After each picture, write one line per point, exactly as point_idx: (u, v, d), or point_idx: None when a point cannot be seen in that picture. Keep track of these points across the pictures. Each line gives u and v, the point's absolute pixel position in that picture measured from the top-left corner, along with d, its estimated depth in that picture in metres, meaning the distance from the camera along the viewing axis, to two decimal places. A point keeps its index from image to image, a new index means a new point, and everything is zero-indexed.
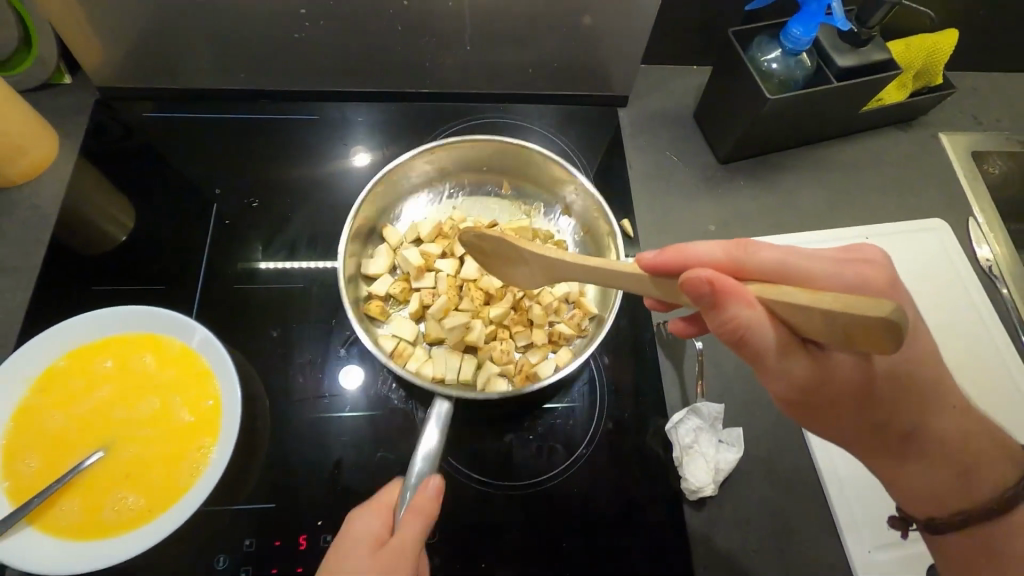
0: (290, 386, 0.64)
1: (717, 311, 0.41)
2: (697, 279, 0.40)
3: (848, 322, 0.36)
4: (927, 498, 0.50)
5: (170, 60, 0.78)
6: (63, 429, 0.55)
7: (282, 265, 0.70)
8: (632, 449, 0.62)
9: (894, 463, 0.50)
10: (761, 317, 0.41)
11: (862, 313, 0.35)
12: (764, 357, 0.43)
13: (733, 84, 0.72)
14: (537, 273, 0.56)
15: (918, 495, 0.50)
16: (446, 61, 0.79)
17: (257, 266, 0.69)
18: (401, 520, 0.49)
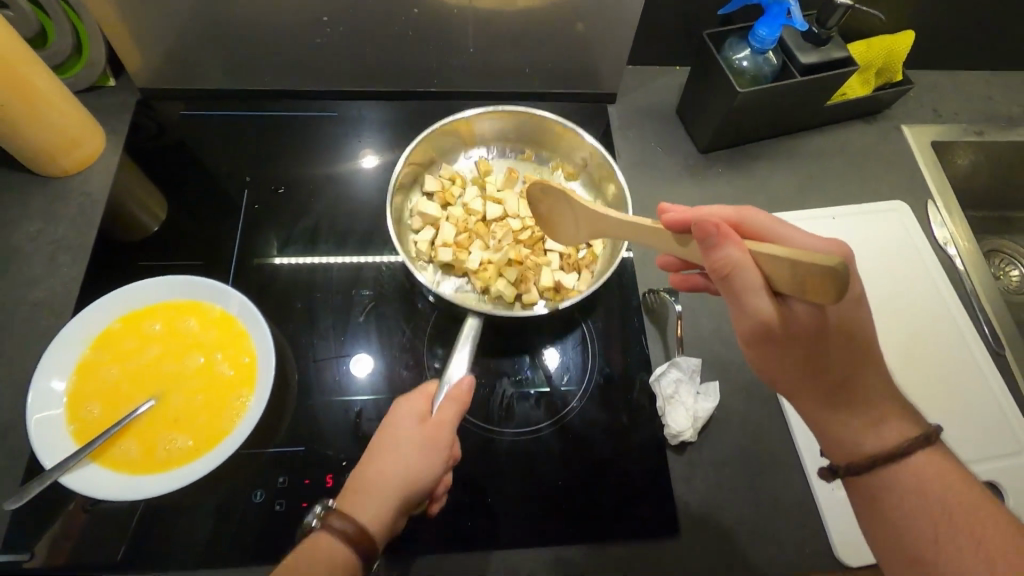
0: (317, 350, 0.71)
1: (713, 252, 0.48)
2: (704, 219, 0.47)
3: (806, 269, 0.43)
4: (848, 447, 0.52)
5: (204, 63, 0.86)
6: (121, 382, 0.63)
7: (297, 260, 0.77)
8: (621, 401, 0.70)
9: (827, 410, 0.52)
10: (749, 261, 0.47)
11: (817, 261, 0.42)
12: (743, 301, 0.48)
13: (710, 78, 0.80)
14: (582, 222, 0.63)
15: (847, 443, 0.52)
16: (452, 62, 0.88)
17: (273, 261, 0.76)
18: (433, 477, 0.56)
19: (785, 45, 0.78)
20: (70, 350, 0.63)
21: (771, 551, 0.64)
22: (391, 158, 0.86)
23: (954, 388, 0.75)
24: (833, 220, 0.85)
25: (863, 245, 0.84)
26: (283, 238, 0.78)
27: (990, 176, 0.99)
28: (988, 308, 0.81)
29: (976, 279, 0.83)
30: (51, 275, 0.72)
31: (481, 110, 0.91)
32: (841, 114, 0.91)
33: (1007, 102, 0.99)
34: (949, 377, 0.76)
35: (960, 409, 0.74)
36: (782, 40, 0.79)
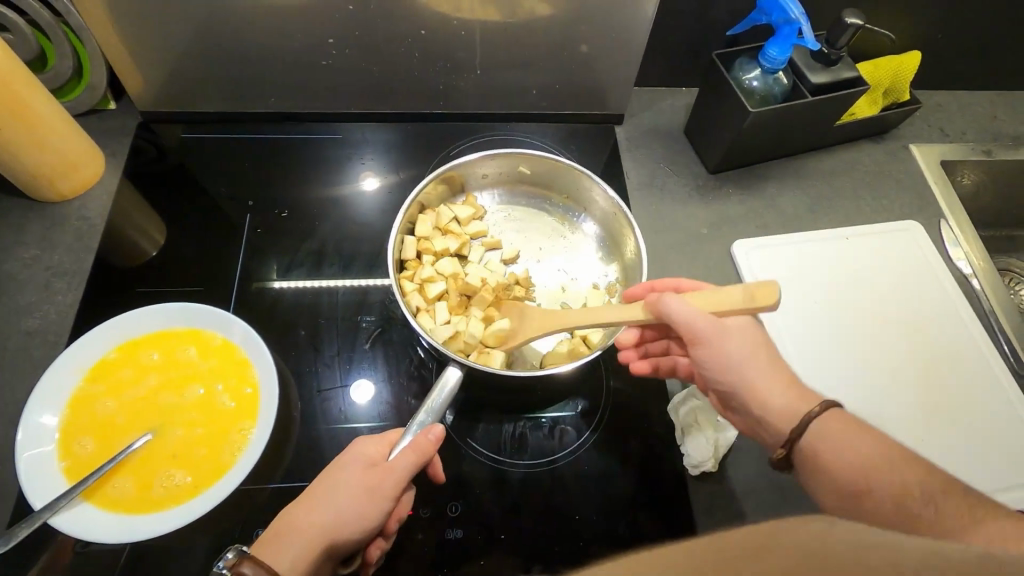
0: (321, 379, 0.69)
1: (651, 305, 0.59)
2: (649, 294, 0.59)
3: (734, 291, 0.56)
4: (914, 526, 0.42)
5: (207, 86, 0.85)
6: (116, 414, 0.60)
7: (296, 283, 0.75)
8: (638, 429, 0.67)
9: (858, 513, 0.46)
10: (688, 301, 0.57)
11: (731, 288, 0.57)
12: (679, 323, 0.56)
13: (720, 97, 0.80)
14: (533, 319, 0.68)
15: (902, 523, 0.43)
16: (458, 84, 0.87)
17: (271, 285, 0.74)
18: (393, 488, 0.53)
19: (794, 66, 0.78)
20: (64, 381, 0.60)
21: None
22: (397, 181, 0.85)
23: (979, 412, 0.73)
24: (846, 240, 0.84)
25: (878, 266, 0.82)
26: (286, 263, 0.76)
27: (999, 195, 0.98)
28: (1009, 329, 0.79)
29: (994, 300, 0.82)
30: (45, 302, 0.70)
31: (488, 132, 0.90)
32: (849, 134, 0.90)
33: (1013, 122, 0.99)
34: (973, 401, 0.74)
35: (987, 434, 0.71)
36: (792, 61, 0.78)
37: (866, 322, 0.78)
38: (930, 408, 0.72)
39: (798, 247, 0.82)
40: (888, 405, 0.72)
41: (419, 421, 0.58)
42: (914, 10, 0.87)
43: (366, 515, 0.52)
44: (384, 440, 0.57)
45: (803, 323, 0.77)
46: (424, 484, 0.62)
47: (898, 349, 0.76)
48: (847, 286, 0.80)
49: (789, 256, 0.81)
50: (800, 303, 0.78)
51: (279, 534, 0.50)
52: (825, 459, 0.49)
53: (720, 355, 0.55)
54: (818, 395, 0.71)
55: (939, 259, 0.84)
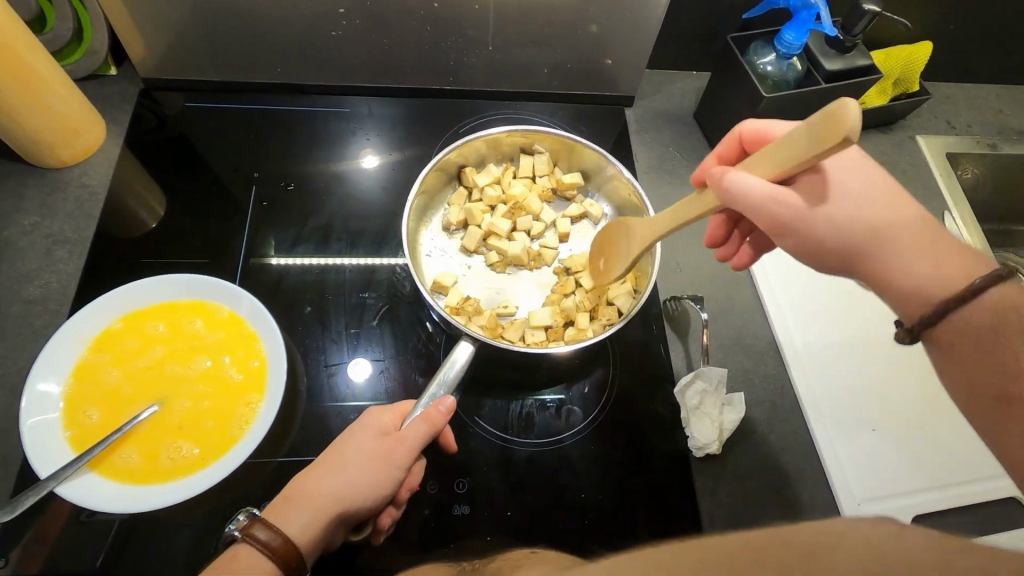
0: (327, 354, 0.68)
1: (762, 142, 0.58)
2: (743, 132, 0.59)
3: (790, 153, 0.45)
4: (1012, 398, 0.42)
5: (212, 53, 0.83)
6: (121, 385, 0.60)
7: (287, 261, 0.73)
8: (643, 410, 0.68)
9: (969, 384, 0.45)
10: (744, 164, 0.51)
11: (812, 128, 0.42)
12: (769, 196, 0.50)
13: (734, 82, 0.79)
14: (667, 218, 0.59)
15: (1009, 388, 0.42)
16: (469, 60, 0.85)
17: (267, 262, 0.73)
18: (402, 455, 0.53)
19: (809, 52, 0.78)
20: (68, 351, 0.59)
21: None
22: (405, 155, 0.84)
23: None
24: None
25: None
26: (291, 236, 0.75)
27: (1000, 189, 0.99)
28: None
29: None
30: (46, 271, 0.68)
31: (496, 110, 0.89)
32: (858, 123, 0.91)
33: (1018, 118, 0.99)
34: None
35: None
36: (808, 46, 0.78)
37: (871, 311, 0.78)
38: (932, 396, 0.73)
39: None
40: (890, 393, 0.72)
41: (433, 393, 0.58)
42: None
43: (376, 484, 0.52)
44: (397, 410, 0.58)
45: (808, 311, 0.77)
46: (431, 461, 0.63)
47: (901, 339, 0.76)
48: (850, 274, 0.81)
49: None
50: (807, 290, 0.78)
51: (294, 497, 0.50)
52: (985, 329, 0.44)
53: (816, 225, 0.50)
54: (821, 382, 0.72)
55: None
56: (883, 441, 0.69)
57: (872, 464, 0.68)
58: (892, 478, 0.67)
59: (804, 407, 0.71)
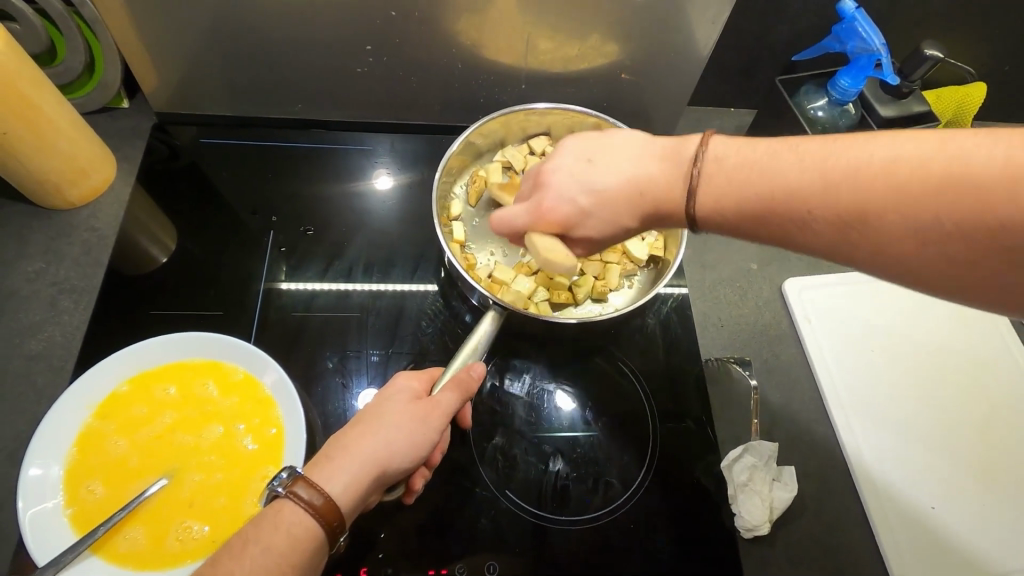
0: (346, 418, 0.63)
1: None
2: None
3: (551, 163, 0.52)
4: None
5: (229, 86, 0.79)
6: (127, 454, 0.55)
7: (309, 286, 0.70)
8: (686, 484, 0.63)
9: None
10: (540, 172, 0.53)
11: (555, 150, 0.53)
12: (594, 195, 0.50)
13: (782, 127, 0.75)
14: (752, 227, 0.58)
15: None
16: (500, 96, 0.81)
17: (277, 286, 0.69)
18: None
19: (861, 97, 0.73)
20: (71, 416, 0.55)
21: None
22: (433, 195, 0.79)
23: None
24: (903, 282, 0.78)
25: (938, 308, 0.77)
26: (312, 287, 0.70)
27: None
28: None
29: None
30: (50, 322, 0.64)
31: None
32: None
33: None
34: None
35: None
36: (860, 92, 0.74)
37: (926, 369, 0.73)
38: (996, 469, 0.67)
39: (857, 287, 0.77)
40: (949, 465, 0.67)
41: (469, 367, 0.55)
42: (982, 39, 0.82)
43: None
44: None
45: (858, 371, 0.72)
46: (459, 540, 0.58)
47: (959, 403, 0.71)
48: (902, 331, 0.75)
49: (846, 298, 0.77)
50: (855, 349, 0.73)
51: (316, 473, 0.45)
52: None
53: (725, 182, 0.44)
54: (874, 452, 0.67)
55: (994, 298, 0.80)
56: (943, 520, 0.64)
57: (932, 545, 0.63)
58: (957, 562, 0.62)
59: (856, 479, 0.66)
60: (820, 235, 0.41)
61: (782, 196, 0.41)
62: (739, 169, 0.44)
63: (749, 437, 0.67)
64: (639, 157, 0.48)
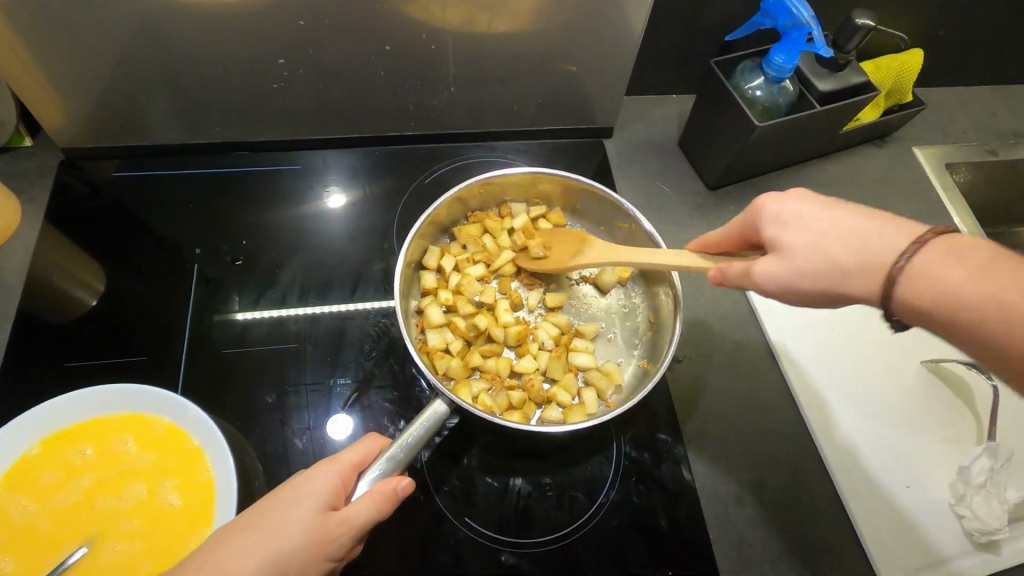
0: (289, 458, 0.59)
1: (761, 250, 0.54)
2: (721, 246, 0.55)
3: None
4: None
5: (139, 113, 0.74)
6: (41, 525, 0.50)
7: (253, 314, 0.66)
8: (654, 489, 0.60)
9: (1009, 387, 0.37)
10: None
11: None
12: None
13: (721, 109, 0.73)
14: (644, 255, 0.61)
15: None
16: (431, 101, 0.78)
17: (226, 317, 0.65)
18: (348, 536, 0.45)
19: (799, 73, 0.72)
20: None
21: None
22: (374, 209, 0.75)
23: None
24: None
25: None
26: (247, 319, 0.66)
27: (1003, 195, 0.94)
28: None
29: None
30: None
31: (468, 154, 0.81)
32: (852, 139, 0.85)
33: (1011, 120, 0.95)
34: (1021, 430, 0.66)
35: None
36: (798, 68, 0.72)
37: (890, 343, 0.71)
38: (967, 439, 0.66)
39: None
40: (920, 440, 0.65)
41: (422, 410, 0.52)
42: (914, 4, 0.82)
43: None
44: (346, 464, 0.48)
45: (821, 351, 0.70)
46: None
47: (926, 374, 0.69)
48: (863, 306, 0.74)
49: None
50: (818, 330, 0.71)
51: (270, 522, 0.44)
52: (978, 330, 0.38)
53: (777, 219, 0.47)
54: (844, 434, 0.65)
55: None
56: (919, 497, 0.62)
57: (911, 525, 0.61)
58: (936, 539, 0.60)
59: (829, 466, 0.63)
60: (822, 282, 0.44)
61: (829, 268, 0.43)
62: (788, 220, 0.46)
63: (715, 432, 0.65)
64: (752, 207, 0.50)
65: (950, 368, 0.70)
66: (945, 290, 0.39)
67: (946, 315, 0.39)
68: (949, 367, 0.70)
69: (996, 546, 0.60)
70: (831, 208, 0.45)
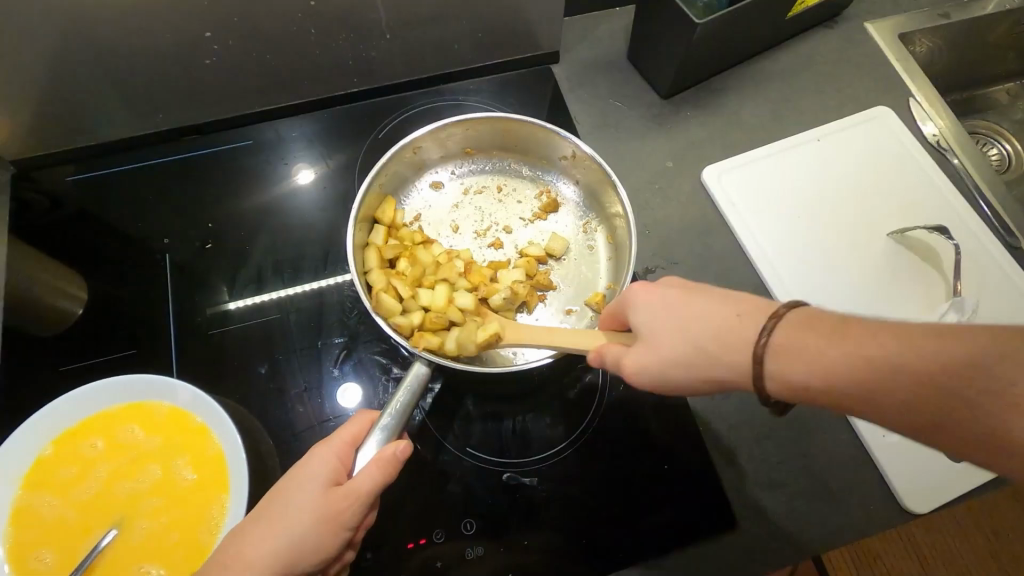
0: (292, 421, 0.62)
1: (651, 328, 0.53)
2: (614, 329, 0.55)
3: None
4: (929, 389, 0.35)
5: (79, 114, 0.73)
6: (70, 516, 0.53)
7: (248, 299, 0.67)
8: (641, 394, 0.63)
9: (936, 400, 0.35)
10: None
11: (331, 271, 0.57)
12: None
13: (660, 14, 0.72)
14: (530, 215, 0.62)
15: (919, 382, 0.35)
16: (369, 53, 0.76)
17: (221, 306, 0.66)
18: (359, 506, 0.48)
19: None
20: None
21: (835, 519, 0.59)
22: (332, 172, 0.75)
23: (991, 294, 0.68)
24: (817, 142, 0.78)
25: (853, 159, 0.77)
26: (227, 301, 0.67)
27: (961, 57, 0.93)
28: (991, 195, 0.75)
29: (976, 174, 0.77)
30: None
31: (417, 102, 0.80)
32: (801, 23, 0.83)
33: None
34: (987, 284, 0.68)
35: (1005, 316, 0.67)
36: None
37: (854, 222, 0.73)
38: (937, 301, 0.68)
39: (770, 158, 0.76)
40: (893, 310, 0.68)
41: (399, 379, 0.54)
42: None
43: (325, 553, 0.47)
44: (344, 439, 0.51)
45: (787, 239, 0.72)
46: (432, 507, 0.58)
47: (891, 246, 0.71)
48: (826, 189, 0.75)
49: (765, 171, 0.76)
50: (783, 220, 0.73)
51: (277, 510, 0.47)
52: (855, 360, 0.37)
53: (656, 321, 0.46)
54: None
55: (910, 133, 0.79)
56: None
57: None
58: None
59: None
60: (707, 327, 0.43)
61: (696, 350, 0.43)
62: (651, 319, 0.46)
63: None
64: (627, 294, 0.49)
65: (914, 236, 0.71)
66: (819, 362, 0.38)
67: (828, 365, 0.38)
68: (916, 235, 0.71)
69: None
70: (692, 306, 0.45)
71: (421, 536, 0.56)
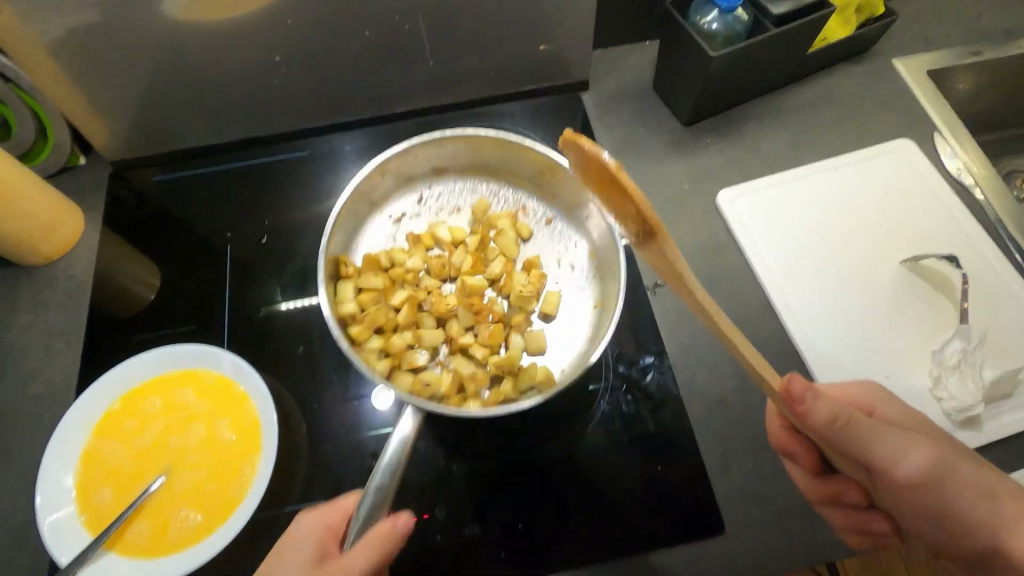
0: (320, 400, 0.68)
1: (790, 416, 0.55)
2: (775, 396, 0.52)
3: None
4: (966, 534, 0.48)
5: (168, 122, 0.85)
6: (127, 463, 0.62)
7: (306, 303, 0.75)
8: (643, 400, 0.66)
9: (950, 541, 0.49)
10: None
11: None
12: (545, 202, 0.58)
13: (679, 47, 0.77)
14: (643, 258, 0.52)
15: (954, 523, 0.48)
16: (416, 78, 0.85)
17: (278, 307, 0.74)
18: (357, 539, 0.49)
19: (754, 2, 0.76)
20: (74, 437, 0.62)
21: (827, 535, 0.60)
22: None
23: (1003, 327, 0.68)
24: (835, 171, 0.80)
25: (872, 187, 0.78)
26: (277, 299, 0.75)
27: (998, 95, 0.93)
28: (1015, 233, 0.75)
29: (1000, 208, 0.77)
30: (50, 364, 0.72)
31: (457, 121, 0.87)
32: (824, 58, 0.87)
33: (998, 19, 0.94)
34: (999, 315, 0.68)
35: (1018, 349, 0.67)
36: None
37: (867, 248, 0.74)
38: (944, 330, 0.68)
39: (785, 183, 0.79)
40: (900, 334, 0.69)
41: (377, 484, 0.51)
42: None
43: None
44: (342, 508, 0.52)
45: (798, 261, 0.74)
46: (435, 485, 0.63)
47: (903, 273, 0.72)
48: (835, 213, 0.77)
49: (780, 196, 0.79)
50: (795, 244, 0.75)
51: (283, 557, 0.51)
52: (940, 506, 0.48)
53: (836, 425, 0.48)
54: (821, 333, 0.69)
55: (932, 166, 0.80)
56: (899, 386, 0.66)
57: None
58: None
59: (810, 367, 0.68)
60: (867, 436, 0.48)
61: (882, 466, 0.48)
62: (873, 446, 0.48)
63: (699, 345, 0.70)
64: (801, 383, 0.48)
65: (926, 263, 0.72)
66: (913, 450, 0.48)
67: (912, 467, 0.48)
68: (926, 264, 0.72)
69: (979, 424, 0.64)
70: (851, 422, 0.48)
71: (425, 511, 0.62)
